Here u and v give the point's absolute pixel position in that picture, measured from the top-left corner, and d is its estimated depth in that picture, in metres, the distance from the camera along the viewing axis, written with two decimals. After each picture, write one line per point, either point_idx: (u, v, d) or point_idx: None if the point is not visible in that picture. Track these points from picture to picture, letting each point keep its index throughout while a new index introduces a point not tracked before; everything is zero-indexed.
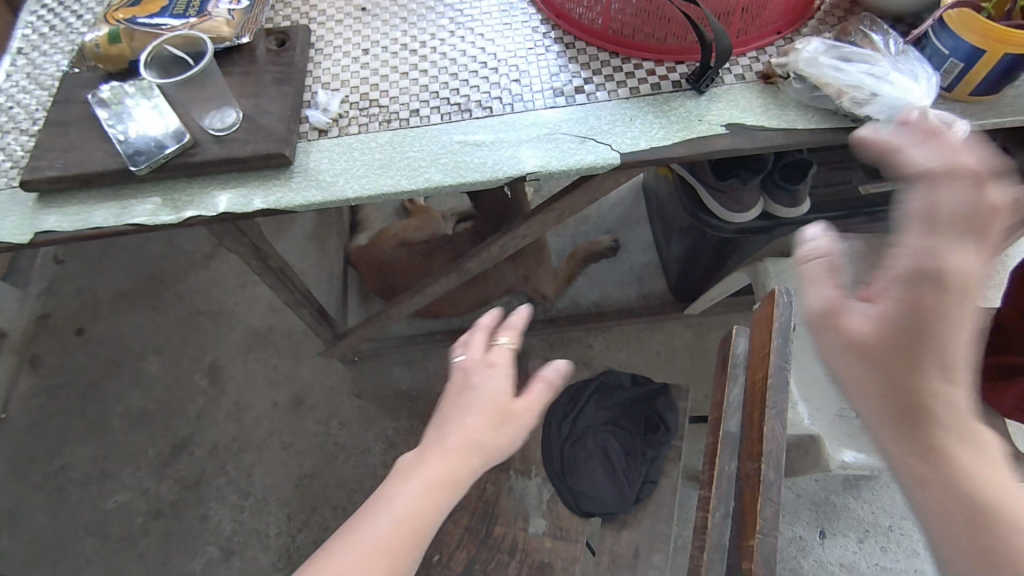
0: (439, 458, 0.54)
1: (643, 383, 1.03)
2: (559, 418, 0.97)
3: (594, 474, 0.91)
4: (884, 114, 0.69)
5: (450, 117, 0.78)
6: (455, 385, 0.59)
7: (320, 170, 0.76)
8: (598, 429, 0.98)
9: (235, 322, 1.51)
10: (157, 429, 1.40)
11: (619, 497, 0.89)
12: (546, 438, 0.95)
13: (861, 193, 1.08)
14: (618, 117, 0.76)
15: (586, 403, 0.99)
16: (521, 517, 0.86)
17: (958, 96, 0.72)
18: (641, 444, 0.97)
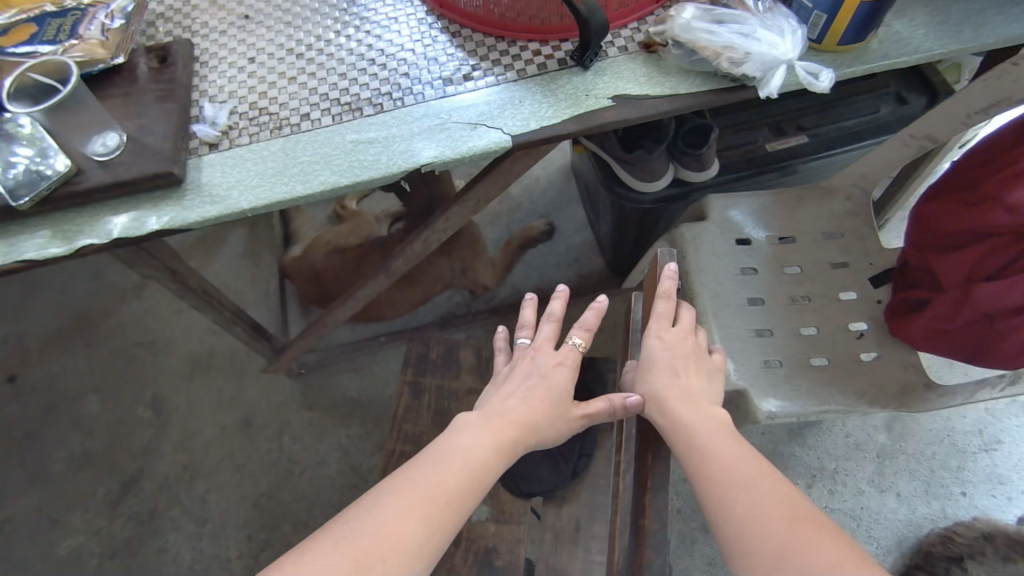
0: (504, 419, 0.63)
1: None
2: None
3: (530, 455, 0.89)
4: (757, 70, 0.71)
5: (341, 117, 0.78)
6: (519, 369, 0.70)
7: (214, 184, 0.75)
8: None
9: (175, 350, 1.47)
10: (103, 467, 1.36)
11: (557, 475, 0.88)
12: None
13: (769, 150, 1.10)
14: (507, 100, 0.77)
15: None
16: None
17: (827, 48, 0.74)
18: None
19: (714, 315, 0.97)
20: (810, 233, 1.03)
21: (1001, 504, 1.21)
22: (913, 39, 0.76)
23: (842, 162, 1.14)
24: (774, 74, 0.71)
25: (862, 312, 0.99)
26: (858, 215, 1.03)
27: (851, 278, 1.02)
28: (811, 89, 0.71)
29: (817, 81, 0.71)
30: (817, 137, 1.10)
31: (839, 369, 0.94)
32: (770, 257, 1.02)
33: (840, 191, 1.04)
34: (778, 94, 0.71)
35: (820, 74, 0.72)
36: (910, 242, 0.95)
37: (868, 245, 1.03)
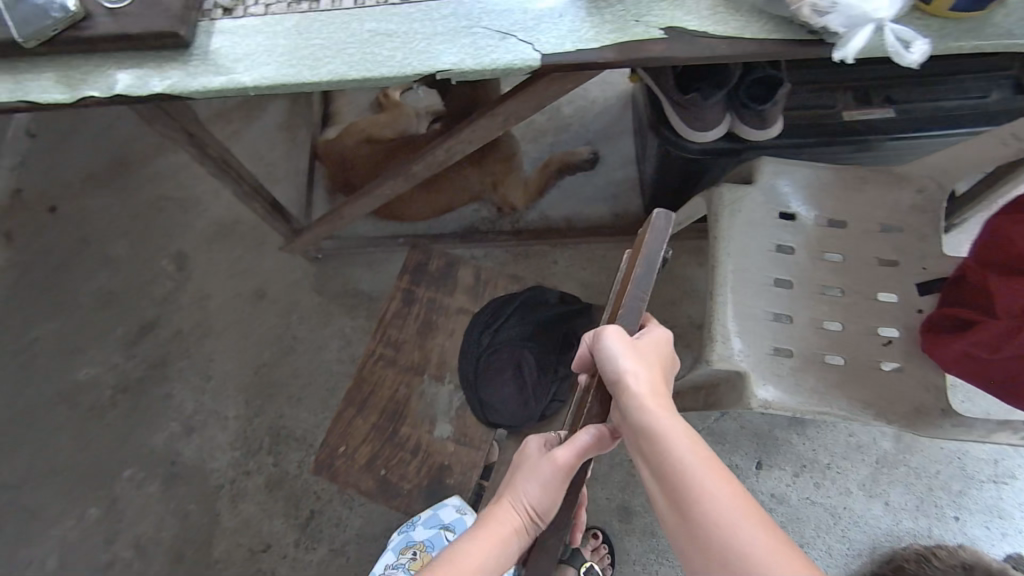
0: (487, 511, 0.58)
1: (572, 300, 1.07)
2: (479, 329, 1.03)
3: (504, 389, 1.00)
4: (844, 26, 0.60)
5: (364, 1, 0.70)
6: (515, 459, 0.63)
7: (221, 55, 0.70)
8: (516, 342, 1.03)
9: (203, 210, 1.50)
10: (125, 309, 1.44)
11: (525, 412, 1.00)
12: (462, 351, 1.02)
13: (844, 118, 0.96)
14: (547, 13, 0.67)
15: (507, 317, 1.03)
16: (428, 420, 1.00)
17: (936, 11, 0.62)
18: (556, 361, 1.03)
19: (734, 291, 0.90)
20: (864, 222, 0.94)
21: (992, 536, 1.15)
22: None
23: (926, 148, 1.01)
24: (856, 34, 0.60)
25: (898, 317, 0.91)
26: (925, 211, 0.92)
27: (896, 279, 0.92)
28: (895, 60, 0.60)
29: (908, 51, 0.60)
30: (906, 113, 0.96)
31: (853, 373, 0.87)
32: (811, 238, 0.93)
33: (913, 181, 0.93)
34: (854, 60, 0.60)
35: (913, 44, 0.60)
36: (974, 255, 0.85)
37: (926, 247, 0.92)
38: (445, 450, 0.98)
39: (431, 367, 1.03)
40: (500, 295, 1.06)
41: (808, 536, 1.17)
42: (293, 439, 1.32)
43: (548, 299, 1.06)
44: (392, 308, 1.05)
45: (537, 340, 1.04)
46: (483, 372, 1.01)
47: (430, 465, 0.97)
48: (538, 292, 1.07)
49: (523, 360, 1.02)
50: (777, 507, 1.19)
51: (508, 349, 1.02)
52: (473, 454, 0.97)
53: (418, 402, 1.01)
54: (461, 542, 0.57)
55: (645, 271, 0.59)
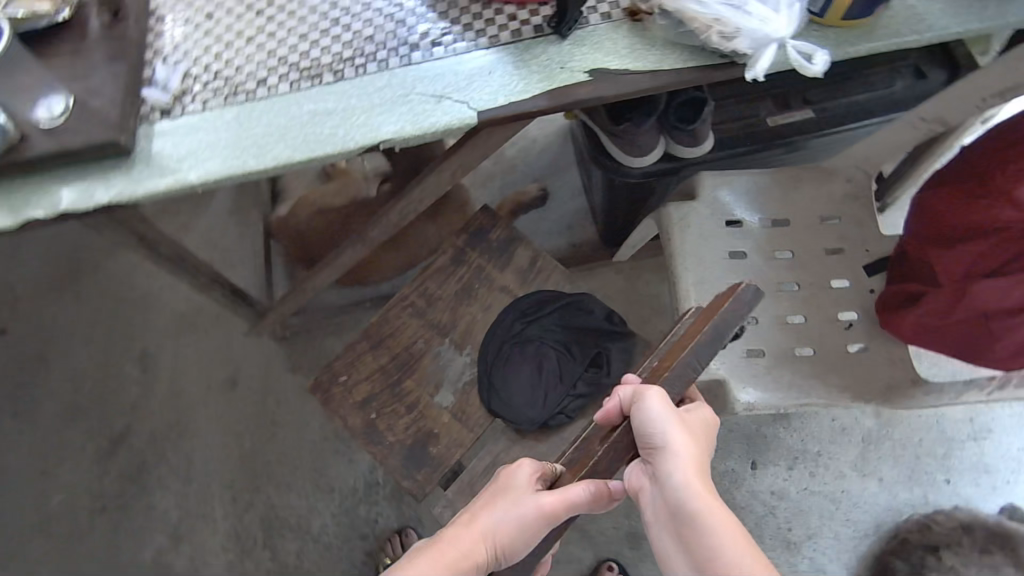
0: (452, 536, 0.60)
1: (617, 322, 1.04)
2: (518, 316, 1.02)
3: (518, 377, 0.98)
4: (749, 46, 0.65)
5: (300, 84, 0.72)
6: (494, 486, 0.65)
7: (164, 156, 0.71)
8: (547, 341, 1.02)
9: (162, 306, 1.47)
10: (93, 422, 1.39)
11: (528, 411, 0.97)
12: (494, 328, 1.02)
13: (770, 124, 1.04)
14: (477, 72, 0.71)
15: (547, 314, 1.02)
16: (433, 384, 1.02)
17: (830, 21, 0.67)
18: (579, 375, 1.00)
19: (699, 301, 0.93)
20: (804, 216, 0.99)
21: (983, 492, 1.19)
22: (927, 15, 0.68)
23: (849, 140, 1.08)
24: (764, 54, 0.65)
25: (854, 301, 0.95)
26: (857, 198, 0.99)
27: (844, 265, 0.97)
28: (803, 73, 0.65)
29: (811, 63, 0.65)
30: (823, 112, 1.03)
31: (823, 361, 0.90)
32: (760, 240, 0.98)
33: (841, 172, 1.00)
34: (765, 78, 0.65)
35: (815, 55, 0.66)
36: (909, 232, 0.91)
37: (865, 232, 0.98)
38: (441, 419, 1.00)
39: (454, 335, 1.04)
40: (551, 289, 1.05)
41: (815, 527, 1.20)
42: (289, 526, 1.30)
43: (594, 310, 1.03)
44: (438, 262, 1.07)
45: (569, 345, 1.02)
46: (504, 357, 1.01)
47: (422, 427, 0.99)
48: (590, 301, 1.04)
49: (545, 362, 1.01)
50: (779, 503, 1.22)
51: (537, 343, 1.01)
52: (466, 433, 0.99)
53: (431, 361, 1.03)
54: (421, 556, 0.58)
55: (711, 342, 0.62)
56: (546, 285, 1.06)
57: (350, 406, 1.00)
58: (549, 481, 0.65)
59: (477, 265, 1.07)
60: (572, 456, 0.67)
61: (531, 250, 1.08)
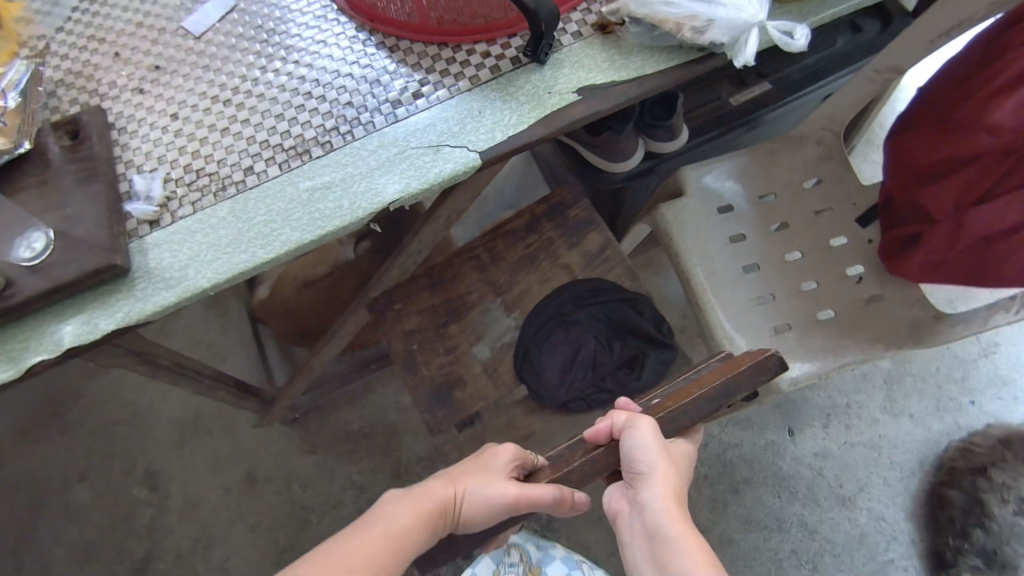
0: (431, 490, 0.60)
1: (664, 332, 0.97)
2: (569, 300, 0.96)
3: (552, 356, 0.94)
4: (727, 35, 0.67)
5: (289, 164, 0.70)
6: (479, 459, 0.66)
7: (163, 267, 0.67)
8: (590, 329, 0.96)
9: (157, 418, 1.39)
10: (110, 557, 1.30)
11: (551, 390, 0.93)
12: (543, 304, 0.97)
13: (733, 104, 1.07)
14: (467, 113, 0.70)
15: (595, 302, 0.96)
16: (477, 333, 0.98)
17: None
18: (610, 372, 0.95)
19: (715, 293, 0.95)
20: (789, 185, 1.02)
21: (1009, 405, 1.24)
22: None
23: (811, 103, 1.12)
24: (747, 40, 0.66)
25: (858, 254, 0.98)
26: (833, 157, 1.02)
27: (838, 222, 1.00)
28: (786, 49, 0.67)
29: (793, 39, 0.67)
30: (780, 82, 1.06)
31: (848, 321, 0.92)
32: (754, 219, 1.00)
33: (811, 137, 1.01)
34: (755, 61, 0.67)
35: (794, 31, 0.68)
36: (891, 178, 0.94)
37: (848, 186, 1.02)
38: (472, 369, 0.96)
39: (508, 296, 1.00)
40: (610, 281, 0.99)
41: (864, 477, 1.22)
42: None
43: (644, 312, 0.97)
44: (512, 224, 1.03)
45: (611, 339, 0.96)
46: (545, 333, 0.96)
47: (450, 372, 0.96)
48: (644, 302, 0.98)
49: (583, 351, 0.95)
50: (824, 462, 1.24)
51: (580, 329, 0.96)
52: (488, 388, 0.95)
53: (478, 315, 0.99)
54: (396, 502, 0.59)
55: (714, 398, 0.56)
56: (607, 276, 0.99)
57: (391, 333, 0.99)
58: (527, 471, 0.66)
59: (546, 237, 1.02)
60: (558, 453, 0.66)
61: (604, 234, 1.02)
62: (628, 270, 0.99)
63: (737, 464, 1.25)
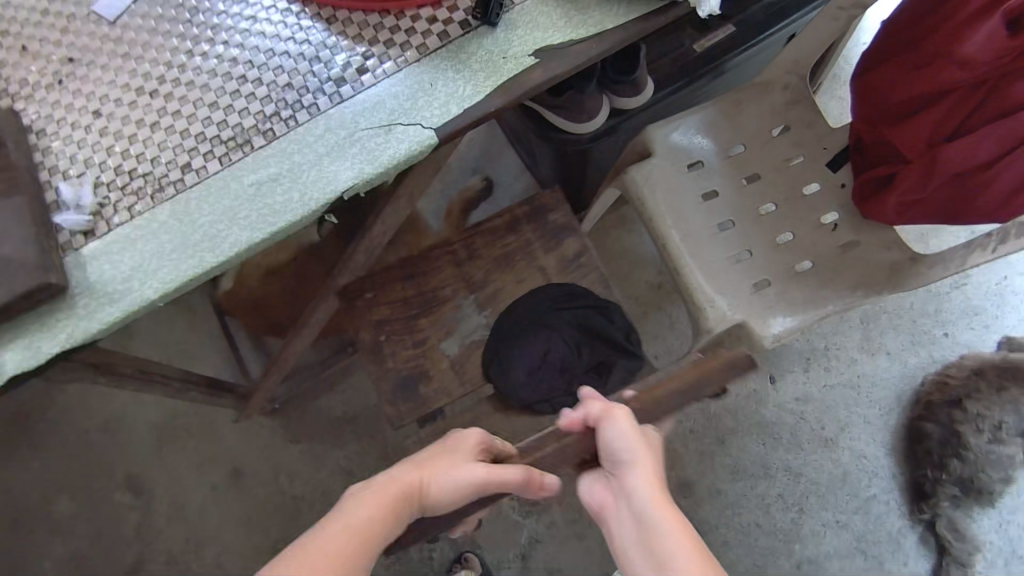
0: (398, 478, 0.56)
1: (633, 342, 0.93)
2: (545, 302, 0.92)
3: (524, 358, 0.90)
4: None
5: (229, 158, 0.65)
6: (446, 443, 0.61)
7: (106, 281, 0.62)
8: (564, 333, 0.91)
9: (132, 422, 1.35)
10: (100, 565, 1.27)
11: (519, 391, 0.90)
12: (520, 303, 0.93)
13: (698, 50, 1.02)
14: (416, 87, 0.65)
15: (570, 307, 0.92)
16: (446, 329, 0.95)
17: None
18: (579, 376, 0.91)
19: (692, 254, 0.94)
20: (758, 134, 0.99)
21: (980, 334, 1.27)
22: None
23: (775, 44, 1.08)
24: None
25: (831, 201, 0.97)
26: (801, 101, 0.99)
27: (810, 169, 0.99)
28: None
29: None
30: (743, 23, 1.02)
31: (825, 269, 0.93)
32: (726, 173, 0.98)
33: (776, 82, 0.99)
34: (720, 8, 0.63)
35: None
36: (858, 118, 0.92)
37: (818, 130, 0.99)
38: (440, 366, 0.94)
39: (481, 294, 0.96)
40: (583, 286, 0.95)
41: (845, 416, 1.25)
42: None
43: (616, 322, 0.92)
44: (495, 224, 0.99)
45: (582, 344, 0.92)
46: (520, 334, 0.91)
47: (418, 363, 0.93)
48: (617, 310, 0.94)
49: (554, 353, 0.91)
50: (806, 406, 1.26)
51: (554, 330, 0.91)
52: (456, 386, 0.93)
53: (450, 310, 0.96)
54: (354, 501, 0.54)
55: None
56: (579, 283, 0.97)
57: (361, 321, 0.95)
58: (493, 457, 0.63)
59: (526, 240, 0.98)
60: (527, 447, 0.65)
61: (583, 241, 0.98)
62: (602, 279, 0.96)
63: (721, 416, 1.27)
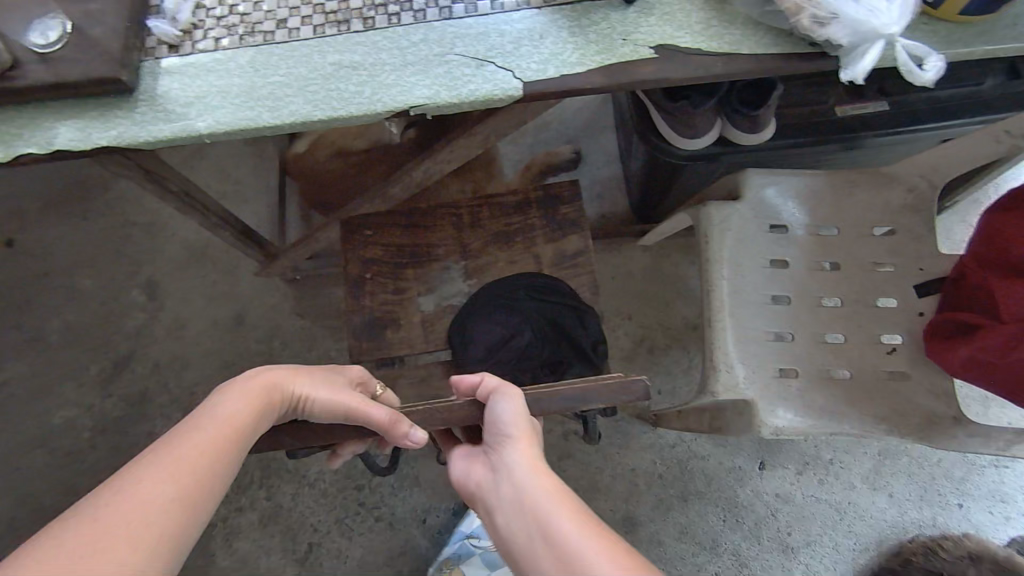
0: (272, 373, 0.56)
1: (597, 353, 0.85)
2: (527, 285, 0.87)
3: (486, 332, 0.84)
4: (846, 37, 0.56)
5: (324, 30, 0.64)
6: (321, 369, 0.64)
7: (169, 98, 0.63)
8: (534, 323, 0.85)
9: (171, 235, 1.42)
10: (97, 345, 1.37)
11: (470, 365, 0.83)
12: (503, 280, 0.88)
13: (837, 114, 0.93)
14: (524, 34, 0.62)
15: (550, 299, 0.86)
16: (428, 286, 0.89)
17: (944, 15, 0.57)
18: (535, 372, 0.83)
19: (733, 312, 0.88)
20: (859, 224, 0.91)
21: (997, 522, 1.17)
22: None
23: (925, 142, 0.98)
24: (866, 52, 0.56)
25: (902, 325, 0.90)
26: (918, 211, 0.90)
27: (895, 283, 0.91)
28: (907, 78, 0.56)
29: (921, 70, 0.56)
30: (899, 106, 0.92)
31: (861, 386, 0.87)
32: (806, 249, 0.91)
33: (903, 180, 0.89)
34: (864, 80, 0.57)
35: (927, 60, 0.57)
36: (969, 252, 0.83)
37: (923, 247, 0.90)
38: (412, 319, 0.88)
39: (472, 262, 0.90)
40: (571, 284, 0.88)
41: (815, 533, 1.20)
42: (284, 471, 1.27)
43: (588, 327, 0.85)
44: (504, 198, 0.92)
45: (546, 339, 0.84)
46: (492, 309, 0.86)
47: (392, 311, 0.88)
48: (594, 317, 0.86)
49: (515, 340, 0.84)
50: (782, 506, 1.22)
51: (525, 316, 0.85)
52: (421, 342, 0.87)
53: (439, 268, 0.89)
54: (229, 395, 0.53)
55: (570, 400, 0.54)
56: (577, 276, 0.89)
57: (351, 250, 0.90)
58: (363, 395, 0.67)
59: (530, 223, 0.91)
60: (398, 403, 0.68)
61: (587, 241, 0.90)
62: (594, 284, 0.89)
63: (695, 475, 1.25)
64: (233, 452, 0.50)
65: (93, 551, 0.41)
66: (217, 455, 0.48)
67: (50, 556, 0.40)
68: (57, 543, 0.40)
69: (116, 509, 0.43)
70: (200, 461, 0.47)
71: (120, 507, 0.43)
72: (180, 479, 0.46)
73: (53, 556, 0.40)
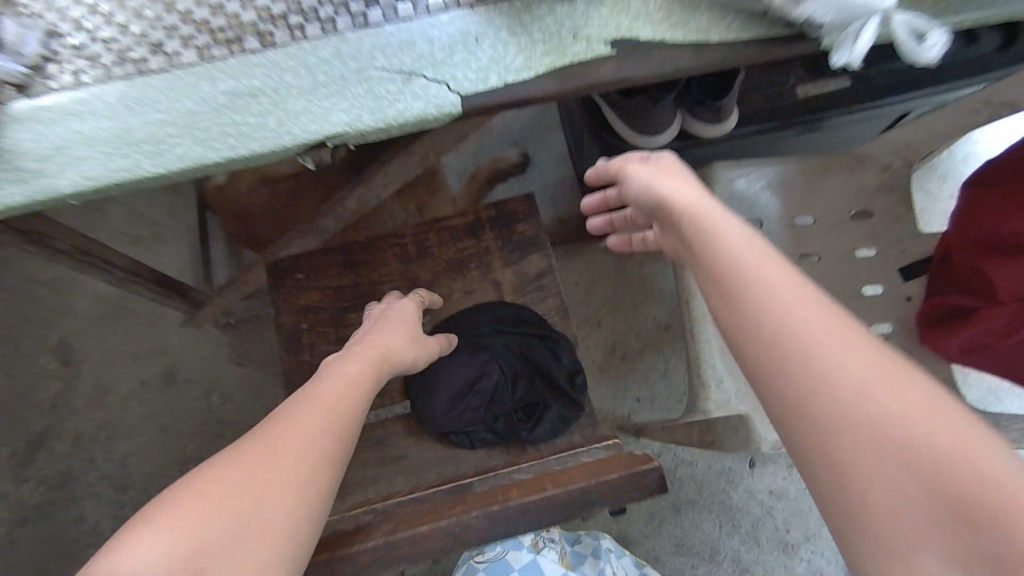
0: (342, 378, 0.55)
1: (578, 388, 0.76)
2: (489, 320, 0.78)
3: (447, 377, 0.74)
4: (829, 15, 0.48)
5: (211, 52, 0.52)
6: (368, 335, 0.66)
7: (18, 153, 0.51)
8: (501, 360, 0.76)
9: (81, 290, 1.26)
10: (6, 425, 1.20)
11: (434, 417, 0.73)
12: (461, 316, 0.78)
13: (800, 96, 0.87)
14: (456, 37, 0.52)
15: (515, 332, 0.77)
16: None
17: None
18: (509, 415, 0.74)
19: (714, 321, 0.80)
20: (834, 211, 0.85)
21: None
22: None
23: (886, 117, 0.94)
24: (857, 31, 0.47)
25: (890, 312, 0.84)
26: (893, 191, 0.85)
27: (878, 269, 0.85)
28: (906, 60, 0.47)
29: (922, 48, 0.47)
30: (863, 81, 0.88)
31: None
32: (783, 243, 0.85)
33: (876, 160, 0.84)
34: (857, 66, 0.47)
35: (928, 33, 0.47)
36: (953, 231, 0.79)
37: (902, 228, 0.85)
38: None
39: (421, 300, 0.80)
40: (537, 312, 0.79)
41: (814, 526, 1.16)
42: None
43: (563, 360, 0.77)
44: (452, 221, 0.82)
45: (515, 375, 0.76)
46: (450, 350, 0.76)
47: None
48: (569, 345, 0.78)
49: (483, 382, 0.75)
50: (777, 503, 1.17)
51: (491, 354, 0.76)
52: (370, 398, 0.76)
53: None
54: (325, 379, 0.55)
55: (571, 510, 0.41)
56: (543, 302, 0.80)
57: (281, 300, 0.78)
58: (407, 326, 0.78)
59: (484, 247, 0.81)
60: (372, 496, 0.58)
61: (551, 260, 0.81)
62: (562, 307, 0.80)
63: (685, 483, 1.18)
64: (343, 432, 0.49)
65: (218, 518, 0.39)
66: (330, 433, 0.47)
67: (177, 524, 0.38)
68: (184, 509, 0.39)
69: (241, 478, 0.41)
70: (310, 435, 0.46)
71: (242, 474, 0.41)
72: (316, 468, 0.44)
73: (176, 524, 0.38)
